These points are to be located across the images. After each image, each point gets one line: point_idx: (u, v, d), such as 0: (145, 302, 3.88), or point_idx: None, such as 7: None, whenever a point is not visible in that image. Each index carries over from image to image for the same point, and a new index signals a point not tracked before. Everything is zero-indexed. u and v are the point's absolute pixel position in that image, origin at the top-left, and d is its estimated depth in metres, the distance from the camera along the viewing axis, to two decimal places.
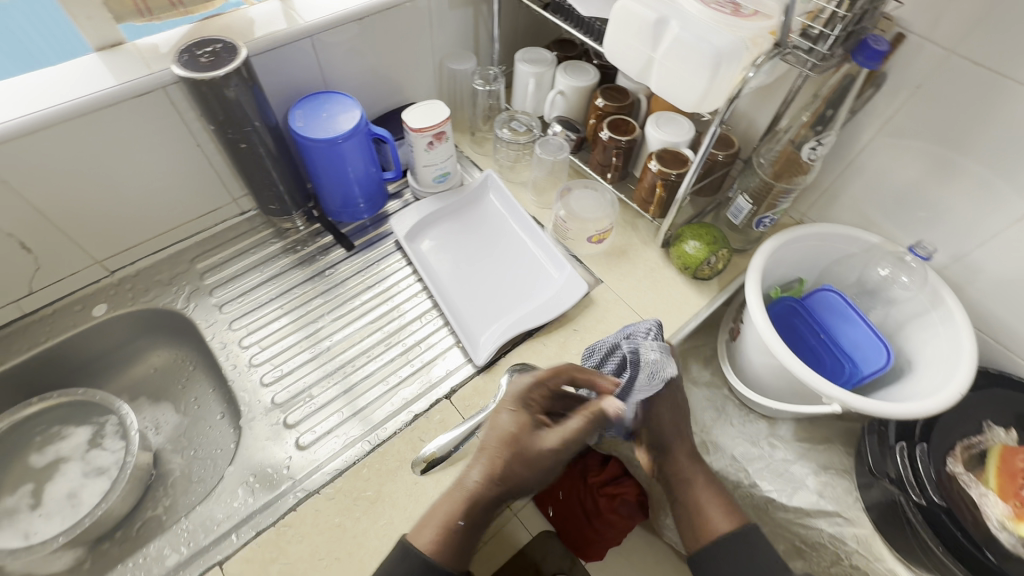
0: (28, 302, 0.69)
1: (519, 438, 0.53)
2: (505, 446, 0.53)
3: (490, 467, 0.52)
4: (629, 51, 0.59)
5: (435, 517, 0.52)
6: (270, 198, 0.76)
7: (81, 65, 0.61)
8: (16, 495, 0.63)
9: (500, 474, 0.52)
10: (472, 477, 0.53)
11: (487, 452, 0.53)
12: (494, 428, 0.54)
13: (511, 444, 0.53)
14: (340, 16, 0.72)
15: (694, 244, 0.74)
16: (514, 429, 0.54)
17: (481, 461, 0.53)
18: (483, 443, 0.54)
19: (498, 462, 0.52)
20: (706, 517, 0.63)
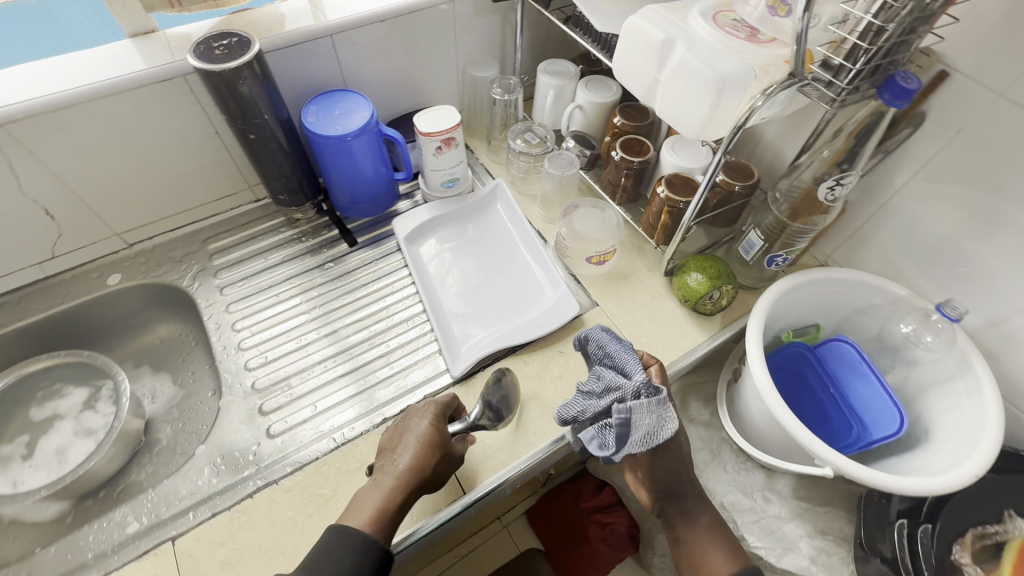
0: (51, 265, 0.74)
1: (441, 436, 0.56)
2: (429, 442, 0.55)
3: (420, 462, 0.53)
4: (636, 70, 0.56)
5: (367, 503, 0.51)
6: (280, 188, 0.78)
7: (114, 50, 0.65)
8: (13, 444, 0.68)
9: (429, 465, 0.54)
10: (400, 469, 0.53)
11: (414, 445, 0.55)
12: (417, 430, 0.56)
13: (434, 438, 0.55)
14: (362, 17, 0.73)
15: (697, 277, 0.71)
16: (438, 428, 0.56)
17: (409, 452, 0.54)
18: (404, 444, 0.55)
19: (425, 458, 0.54)
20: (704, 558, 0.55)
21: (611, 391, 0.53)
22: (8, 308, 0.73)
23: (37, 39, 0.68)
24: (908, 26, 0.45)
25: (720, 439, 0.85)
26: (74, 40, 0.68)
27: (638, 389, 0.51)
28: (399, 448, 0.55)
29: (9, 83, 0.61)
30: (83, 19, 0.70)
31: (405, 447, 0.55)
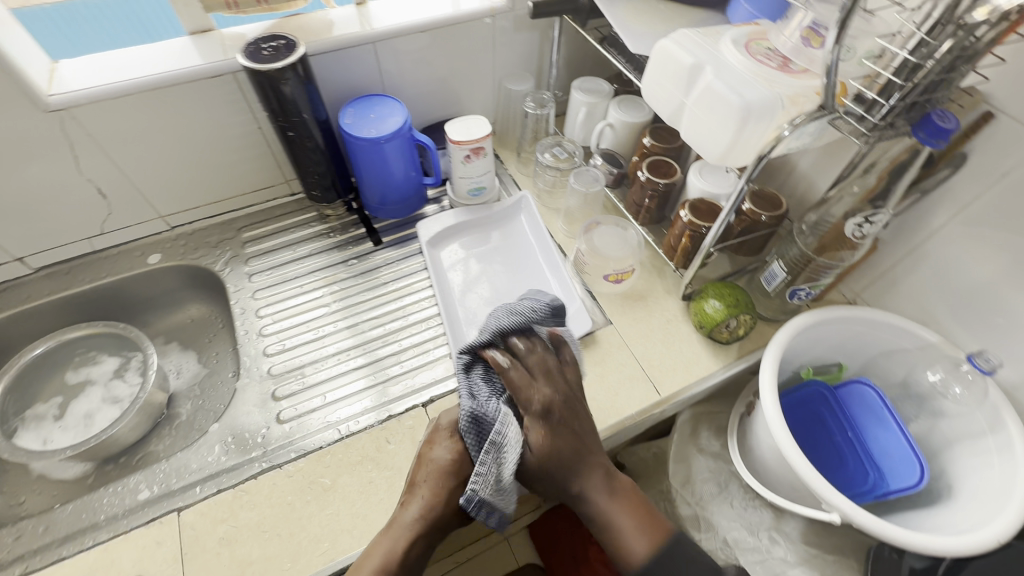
0: (99, 241, 0.80)
1: (459, 468, 0.57)
2: (447, 476, 0.57)
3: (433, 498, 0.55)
4: (664, 93, 0.57)
5: (376, 551, 0.53)
6: (314, 184, 0.81)
7: (173, 45, 0.70)
8: (48, 404, 0.72)
9: (441, 502, 0.56)
10: (413, 512, 0.55)
11: (425, 486, 0.56)
12: (435, 463, 0.57)
13: (446, 473, 0.57)
14: (404, 27, 0.75)
15: (714, 304, 0.69)
16: (456, 461, 0.57)
17: (418, 495, 0.56)
18: (419, 479, 0.57)
19: (438, 494, 0.56)
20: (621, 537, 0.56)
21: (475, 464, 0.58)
22: (59, 277, 0.79)
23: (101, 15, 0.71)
24: (948, 64, 0.44)
25: (729, 473, 0.83)
26: (140, 26, 0.72)
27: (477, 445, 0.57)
28: (416, 484, 0.57)
29: (78, 70, 0.66)
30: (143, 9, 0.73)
31: (422, 483, 0.56)
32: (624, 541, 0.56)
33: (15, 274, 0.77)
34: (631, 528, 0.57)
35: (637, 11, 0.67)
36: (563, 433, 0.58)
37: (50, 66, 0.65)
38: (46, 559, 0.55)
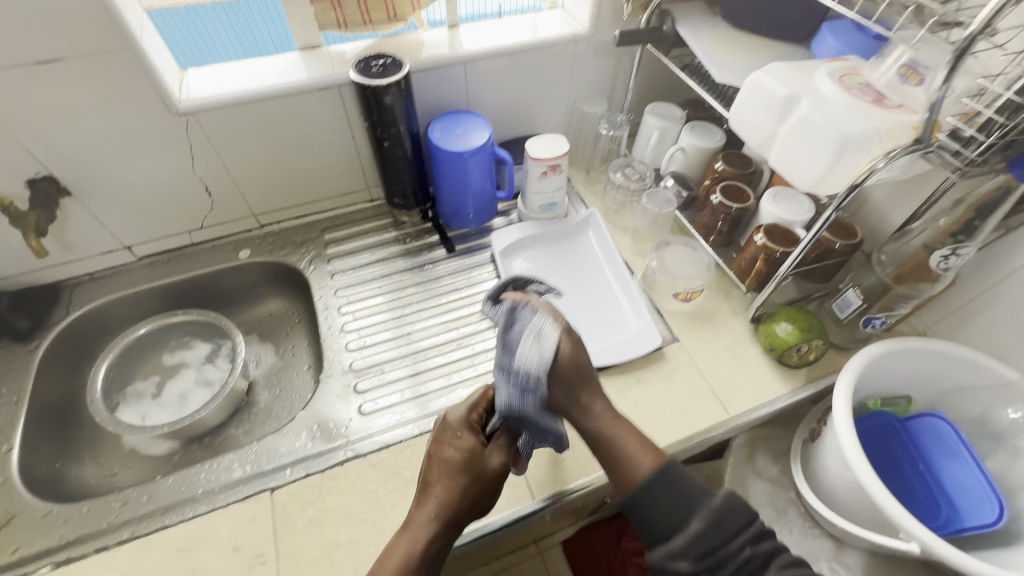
0: (197, 235, 0.86)
1: (472, 464, 0.55)
2: (459, 473, 0.55)
3: (448, 497, 0.54)
4: (754, 121, 0.59)
5: (393, 553, 0.51)
6: (397, 192, 0.86)
7: (287, 60, 0.76)
8: (146, 382, 0.78)
9: (456, 500, 0.54)
10: (427, 512, 0.54)
11: (437, 487, 0.55)
12: (448, 461, 0.55)
13: (456, 471, 0.55)
14: (494, 50, 0.80)
15: (786, 326, 0.71)
16: (471, 458, 0.55)
17: (430, 498, 0.54)
18: (431, 478, 0.55)
19: (450, 494, 0.54)
20: (626, 459, 0.55)
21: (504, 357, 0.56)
22: (159, 266, 0.85)
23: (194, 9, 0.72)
24: None
25: (787, 499, 0.83)
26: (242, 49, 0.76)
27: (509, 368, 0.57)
28: (431, 484, 0.55)
29: (203, 79, 0.72)
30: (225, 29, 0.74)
31: (436, 483, 0.55)
32: (626, 459, 0.55)
33: (122, 261, 0.83)
34: (634, 447, 0.56)
35: (721, 43, 0.71)
36: (577, 362, 0.57)
37: (180, 75, 0.71)
38: (151, 526, 0.59)
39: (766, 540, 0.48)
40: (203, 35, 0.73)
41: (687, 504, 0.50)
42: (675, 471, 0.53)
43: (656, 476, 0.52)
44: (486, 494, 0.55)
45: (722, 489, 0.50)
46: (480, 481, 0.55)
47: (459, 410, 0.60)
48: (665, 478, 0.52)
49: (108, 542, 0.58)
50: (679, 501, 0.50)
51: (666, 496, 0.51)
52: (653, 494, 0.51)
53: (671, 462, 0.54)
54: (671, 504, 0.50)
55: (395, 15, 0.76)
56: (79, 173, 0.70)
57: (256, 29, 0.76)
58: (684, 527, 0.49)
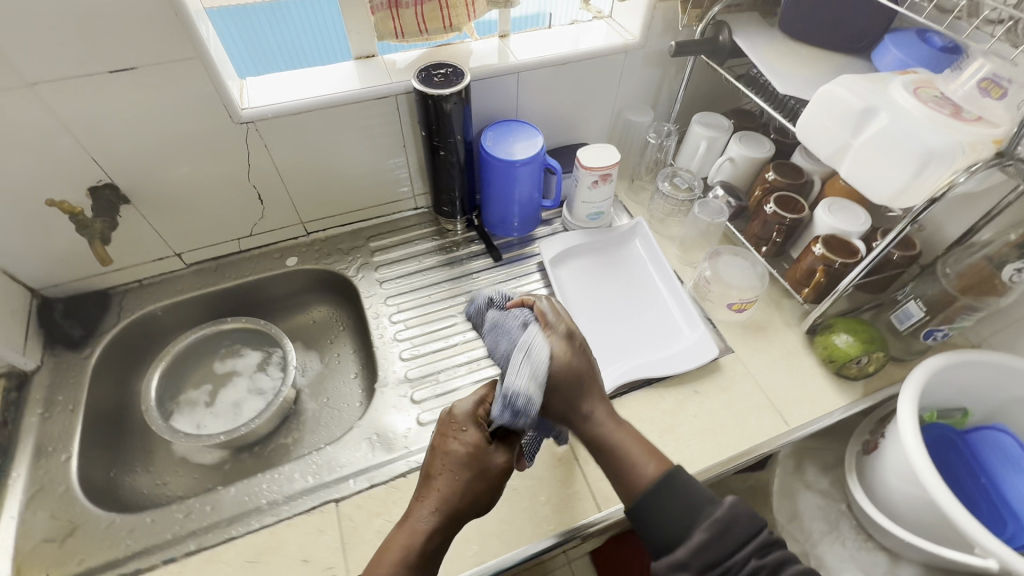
0: (245, 242, 0.86)
1: (477, 459, 0.53)
2: (463, 468, 0.52)
3: (449, 493, 0.52)
4: (826, 133, 0.59)
5: (392, 548, 0.50)
6: (446, 201, 0.86)
7: (343, 68, 0.77)
8: (199, 391, 0.77)
9: (457, 497, 0.52)
10: (427, 507, 0.52)
11: (439, 480, 0.53)
12: (452, 455, 0.53)
13: (460, 465, 0.53)
14: (547, 59, 0.80)
15: (846, 338, 0.70)
16: (474, 452, 0.53)
17: (432, 492, 0.52)
18: (433, 471, 0.53)
19: (452, 489, 0.52)
20: (631, 462, 0.53)
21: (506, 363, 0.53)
22: (207, 273, 0.84)
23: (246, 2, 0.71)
24: None
25: (839, 511, 0.82)
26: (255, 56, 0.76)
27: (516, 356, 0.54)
28: (433, 477, 0.53)
29: (263, 87, 0.72)
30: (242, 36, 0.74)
31: (438, 477, 0.53)
32: (631, 467, 0.53)
33: (171, 268, 0.83)
34: (639, 452, 0.53)
35: (780, 54, 0.71)
36: (582, 359, 0.54)
37: (241, 84, 0.72)
38: (218, 538, 0.59)
39: (774, 551, 0.47)
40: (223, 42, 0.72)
41: (691, 515, 0.49)
42: (681, 478, 0.51)
43: (662, 485, 0.50)
44: (489, 492, 0.53)
45: (727, 498, 0.49)
46: (484, 478, 0.53)
47: (466, 403, 0.57)
48: (671, 487, 0.50)
49: (175, 553, 0.58)
50: (683, 509, 0.49)
51: (672, 504, 0.50)
52: (661, 503, 0.50)
53: (677, 469, 0.52)
54: (677, 513, 0.49)
55: (451, 25, 0.77)
56: (139, 181, 0.70)
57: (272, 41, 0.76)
58: (687, 538, 0.48)
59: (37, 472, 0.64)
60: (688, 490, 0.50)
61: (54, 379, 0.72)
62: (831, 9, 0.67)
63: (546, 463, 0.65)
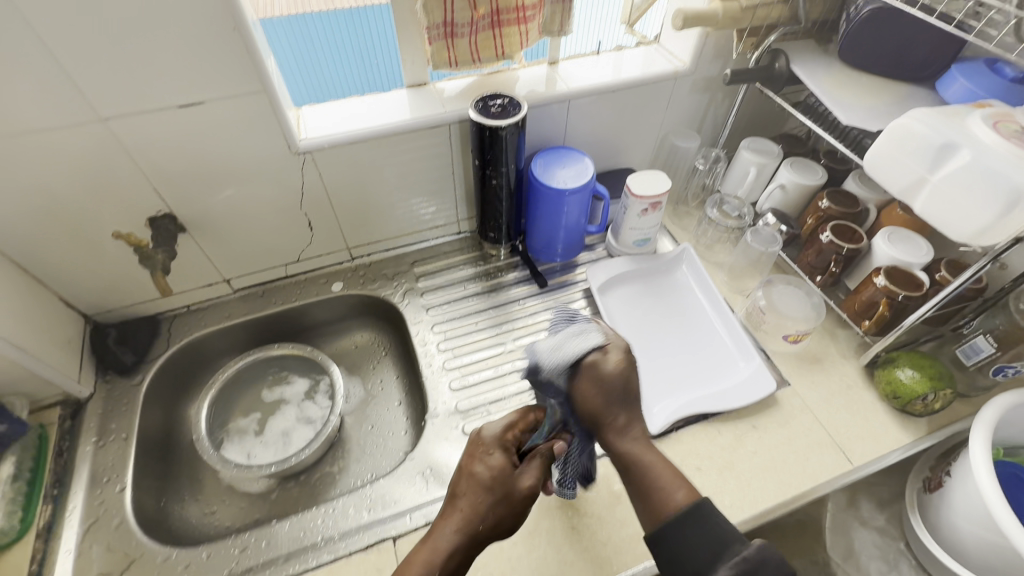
0: (292, 268, 0.86)
1: (503, 481, 0.52)
2: (487, 490, 0.51)
3: (471, 512, 0.50)
4: (899, 167, 0.58)
5: (411, 565, 0.47)
6: (492, 227, 0.86)
7: (396, 97, 0.77)
8: (248, 419, 0.77)
9: (478, 520, 0.50)
10: (448, 526, 0.50)
11: (463, 500, 0.51)
12: (477, 475, 0.52)
13: (483, 484, 0.52)
14: (598, 86, 0.80)
15: (911, 373, 0.68)
16: (501, 472, 0.52)
17: (455, 512, 0.51)
18: (458, 491, 0.52)
19: (475, 509, 0.50)
20: (658, 491, 0.48)
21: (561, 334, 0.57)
22: (254, 299, 0.85)
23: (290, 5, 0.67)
24: None
25: (897, 550, 0.79)
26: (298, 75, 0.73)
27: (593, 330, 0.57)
28: (458, 497, 0.52)
29: (319, 117, 0.73)
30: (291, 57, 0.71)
31: (462, 497, 0.52)
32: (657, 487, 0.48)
33: (219, 293, 0.83)
34: (668, 475, 0.49)
35: (842, 83, 0.70)
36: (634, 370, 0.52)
37: (297, 114, 0.72)
38: None
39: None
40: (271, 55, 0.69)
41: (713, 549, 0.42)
42: (708, 509, 0.45)
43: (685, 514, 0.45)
44: (512, 517, 0.51)
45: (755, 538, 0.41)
46: (506, 502, 0.51)
47: (494, 427, 0.58)
48: (693, 516, 0.44)
49: None
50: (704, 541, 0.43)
51: (698, 535, 0.43)
52: (685, 532, 0.44)
53: (703, 502, 0.45)
54: (700, 544, 0.43)
55: (503, 53, 0.77)
56: (196, 211, 0.70)
57: (319, 71, 0.74)
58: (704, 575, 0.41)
59: (92, 503, 0.64)
60: (712, 524, 0.44)
61: (107, 407, 0.72)
62: (894, 39, 0.66)
63: (606, 502, 0.63)
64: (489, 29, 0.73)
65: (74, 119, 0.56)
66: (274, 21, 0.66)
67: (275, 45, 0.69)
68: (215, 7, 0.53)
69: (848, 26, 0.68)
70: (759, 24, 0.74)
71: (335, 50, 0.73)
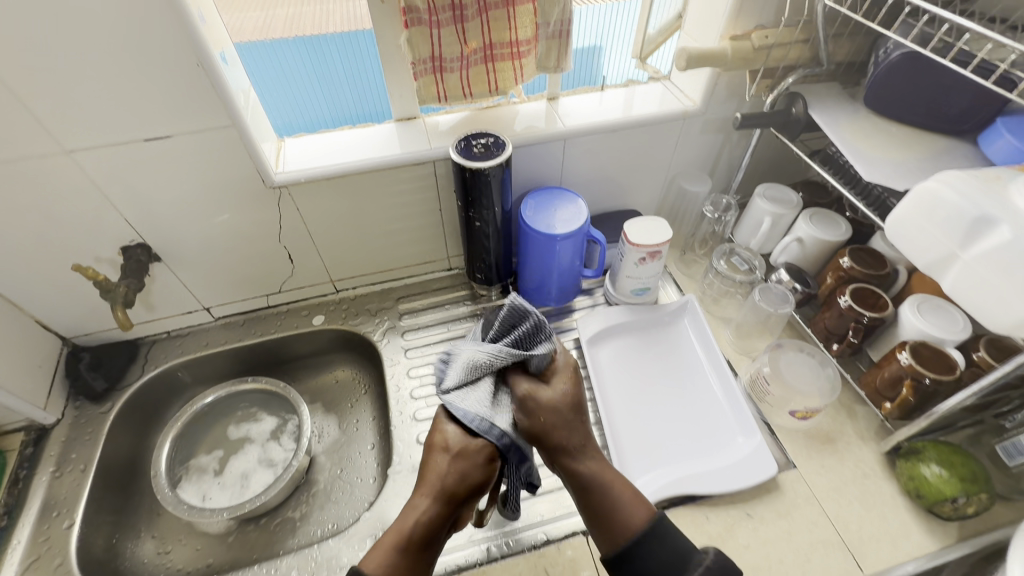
0: (274, 298, 0.84)
1: (466, 449, 0.46)
2: (453, 458, 0.46)
3: (440, 479, 0.46)
4: (926, 236, 0.50)
5: (387, 537, 0.44)
6: (479, 267, 0.81)
7: (384, 131, 0.74)
8: (210, 457, 0.75)
9: (447, 487, 0.45)
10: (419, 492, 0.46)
11: (430, 473, 0.47)
12: (436, 447, 0.47)
13: (446, 449, 0.47)
14: (597, 125, 0.74)
15: (937, 470, 0.59)
16: (455, 432, 0.47)
17: (424, 484, 0.46)
18: (423, 470, 0.47)
19: (444, 474, 0.46)
20: (618, 510, 0.45)
21: (485, 358, 0.48)
22: (234, 327, 0.83)
23: (283, 25, 0.66)
24: None
25: None
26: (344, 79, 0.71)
27: (493, 355, 0.48)
28: (426, 468, 0.47)
29: (299, 151, 0.70)
30: (336, 58, 0.68)
31: (430, 468, 0.47)
32: (618, 506, 0.45)
33: (199, 322, 0.82)
34: (627, 496, 0.46)
35: (865, 133, 0.62)
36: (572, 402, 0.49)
37: (278, 147, 0.70)
38: None
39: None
40: (310, 52, 0.66)
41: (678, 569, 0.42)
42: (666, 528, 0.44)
43: (650, 535, 0.44)
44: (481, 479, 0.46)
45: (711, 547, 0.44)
46: (471, 468, 0.46)
47: None
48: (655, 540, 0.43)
49: None
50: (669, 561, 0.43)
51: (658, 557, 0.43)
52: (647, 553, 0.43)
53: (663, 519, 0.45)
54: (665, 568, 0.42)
55: (497, 89, 0.73)
56: (170, 241, 0.69)
57: (359, 80, 0.72)
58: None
59: (37, 538, 0.62)
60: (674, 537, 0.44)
61: (71, 435, 0.71)
62: (931, 88, 0.58)
63: None
64: (481, 63, 0.69)
65: (40, 151, 0.55)
66: (327, 36, 0.66)
67: (296, 56, 0.66)
68: (179, 44, 0.52)
69: (875, 70, 0.60)
70: (774, 65, 0.68)
71: (371, 63, 0.71)
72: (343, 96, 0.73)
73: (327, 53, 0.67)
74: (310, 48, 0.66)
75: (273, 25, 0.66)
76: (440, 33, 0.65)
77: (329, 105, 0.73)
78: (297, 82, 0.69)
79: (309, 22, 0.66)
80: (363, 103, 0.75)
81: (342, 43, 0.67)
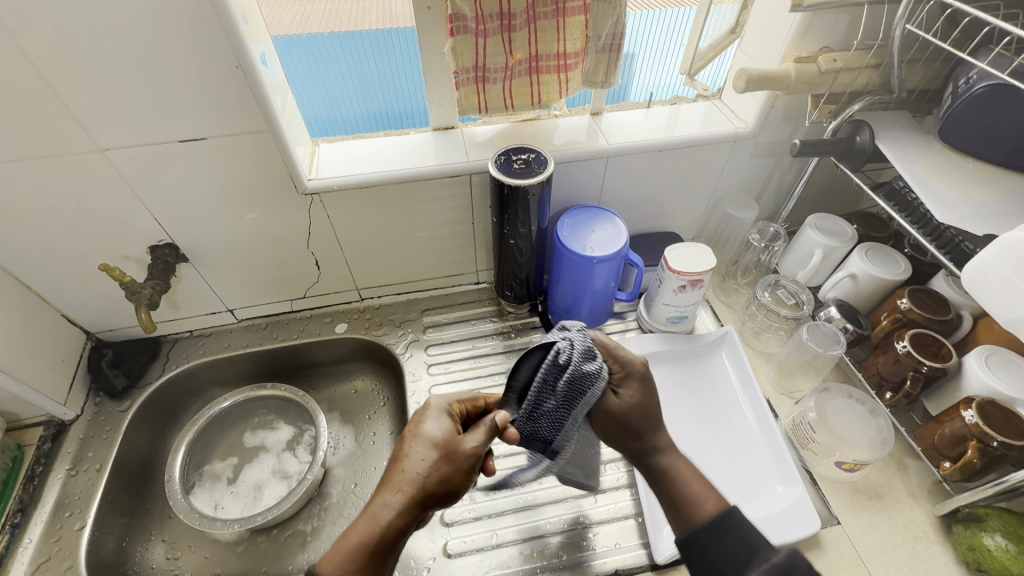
0: (298, 303, 0.82)
1: (452, 452, 0.44)
2: (439, 460, 0.44)
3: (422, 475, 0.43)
4: (1011, 290, 0.45)
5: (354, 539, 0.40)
6: (510, 285, 0.78)
7: (421, 140, 0.72)
8: (224, 464, 0.74)
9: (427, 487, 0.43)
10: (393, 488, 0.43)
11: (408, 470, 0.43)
12: (421, 439, 0.45)
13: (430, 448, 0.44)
14: (644, 144, 0.71)
15: (1002, 541, 0.53)
16: (445, 434, 0.45)
17: (399, 482, 0.43)
18: (398, 467, 0.44)
19: (431, 471, 0.43)
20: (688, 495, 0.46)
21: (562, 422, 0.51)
22: (257, 331, 0.81)
23: (320, 20, 0.62)
24: None
25: None
26: (379, 80, 0.69)
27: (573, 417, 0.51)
28: (403, 460, 0.44)
29: (333, 156, 0.69)
30: (370, 59, 0.65)
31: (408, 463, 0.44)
32: (687, 498, 0.46)
33: (222, 323, 0.81)
34: (695, 489, 0.46)
35: (938, 169, 0.58)
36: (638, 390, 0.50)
37: (311, 150, 0.69)
38: None
39: None
40: (345, 53, 0.64)
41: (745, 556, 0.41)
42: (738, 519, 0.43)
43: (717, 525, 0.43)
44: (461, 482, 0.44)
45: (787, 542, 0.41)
46: (453, 468, 0.44)
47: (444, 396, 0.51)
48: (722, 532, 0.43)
49: None
50: (742, 552, 0.42)
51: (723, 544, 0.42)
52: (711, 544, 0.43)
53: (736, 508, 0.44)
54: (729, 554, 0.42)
55: (539, 101, 0.70)
56: (199, 242, 0.68)
57: (393, 82, 0.69)
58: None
59: (48, 538, 0.61)
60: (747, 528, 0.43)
61: (89, 432, 0.70)
62: (1014, 124, 0.52)
63: None
64: (526, 74, 0.67)
65: (73, 147, 0.54)
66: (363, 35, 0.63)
67: (326, 54, 0.64)
68: (216, 44, 0.50)
69: (953, 101, 0.55)
70: (840, 90, 0.64)
71: (405, 67, 0.68)
72: (377, 98, 0.71)
73: (363, 51, 0.64)
74: (346, 45, 0.63)
75: (309, 20, 0.62)
76: (486, 43, 0.62)
77: (360, 105, 0.71)
78: (333, 81, 0.67)
79: (345, 17, 0.63)
80: (396, 107, 0.72)
81: (377, 46, 0.64)
